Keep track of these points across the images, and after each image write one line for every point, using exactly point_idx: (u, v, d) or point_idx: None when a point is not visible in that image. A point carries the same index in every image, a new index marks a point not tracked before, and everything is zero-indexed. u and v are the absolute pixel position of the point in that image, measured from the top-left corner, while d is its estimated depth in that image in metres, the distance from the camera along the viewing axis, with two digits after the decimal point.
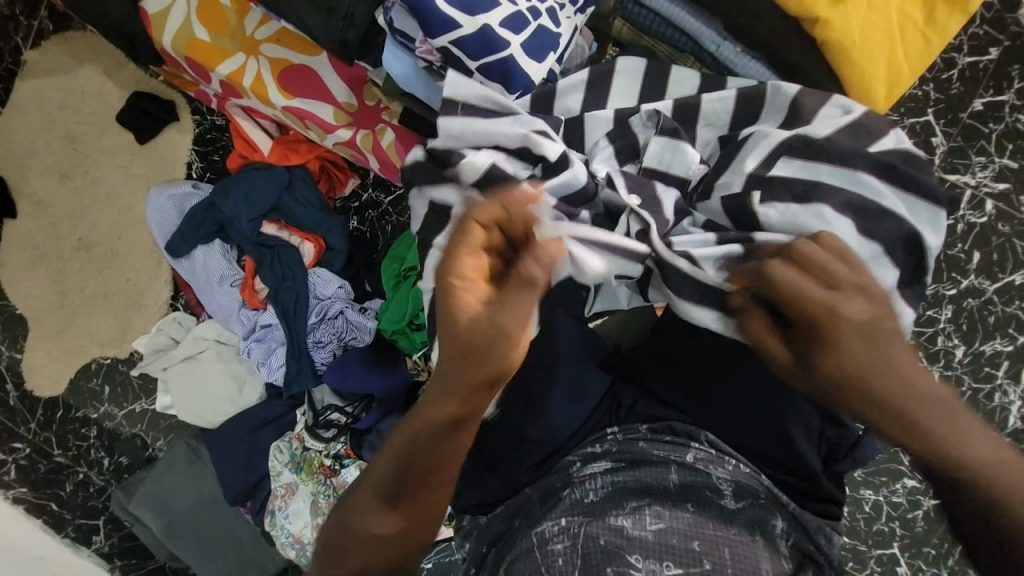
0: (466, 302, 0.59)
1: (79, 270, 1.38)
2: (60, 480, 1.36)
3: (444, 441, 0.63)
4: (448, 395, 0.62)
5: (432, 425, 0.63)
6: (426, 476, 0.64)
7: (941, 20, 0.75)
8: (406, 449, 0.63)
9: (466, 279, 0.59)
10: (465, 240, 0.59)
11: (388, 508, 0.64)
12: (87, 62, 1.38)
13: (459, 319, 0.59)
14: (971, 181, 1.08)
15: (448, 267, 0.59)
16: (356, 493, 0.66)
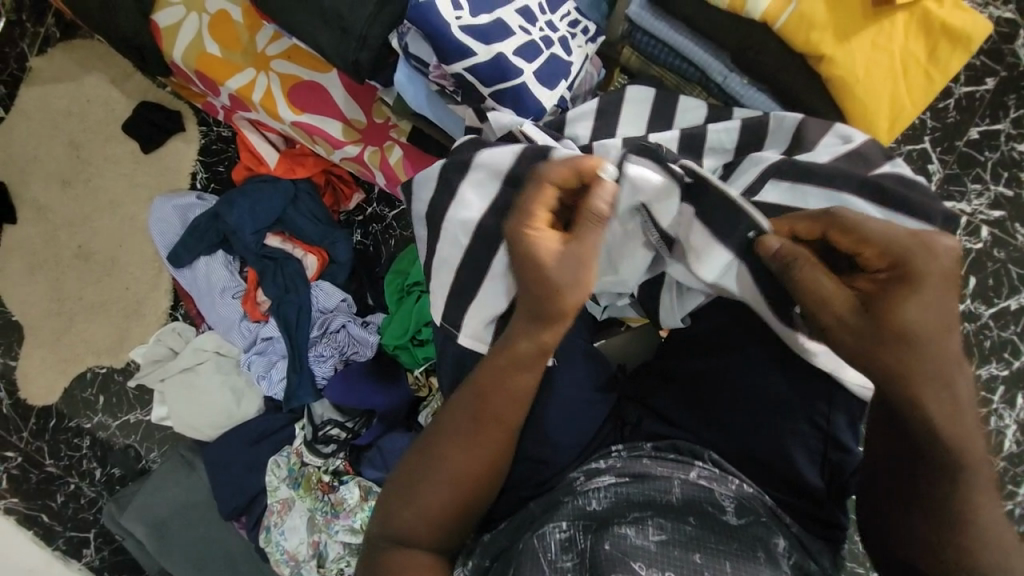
0: (545, 247, 0.61)
1: (78, 278, 1.37)
2: (51, 491, 1.34)
3: (503, 393, 0.66)
4: (513, 345, 0.65)
5: (495, 380, 0.66)
6: (488, 431, 0.67)
7: (943, 58, 0.77)
8: (471, 405, 0.67)
9: (541, 226, 0.61)
10: (546, 193, 0.62)
11: (449, 458, 0.67)
12: (94, 71, 1.38)
13: (536, 264, 0.60)
14: (966, 207, 1.11)
15: (522, 219, 0.62)
16: (426, 445, 0.70)
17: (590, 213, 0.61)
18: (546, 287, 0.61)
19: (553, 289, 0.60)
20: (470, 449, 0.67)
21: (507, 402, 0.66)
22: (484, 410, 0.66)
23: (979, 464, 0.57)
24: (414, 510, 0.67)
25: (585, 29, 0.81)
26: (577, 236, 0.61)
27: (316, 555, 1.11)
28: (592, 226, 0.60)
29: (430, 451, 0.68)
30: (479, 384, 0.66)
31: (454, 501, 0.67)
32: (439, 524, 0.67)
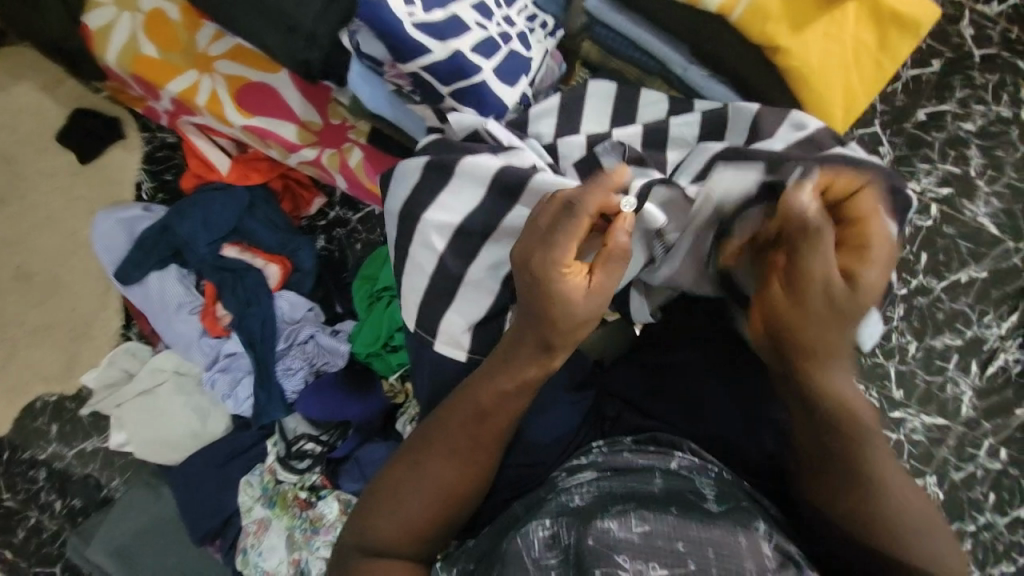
0: (573, 284, 0.59)
1: (17, 301, 1.27)
2: (7, 528, 1.25)
3: (493, 413, 0.65)
4: (508, 366, 0.64)
5: (484, 401, 0.65)
6: (483, 448, 0.66)
7: (893, 45, 0.79)
8: (459, 421, 0.65)
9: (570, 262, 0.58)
10: (580, 227, 0.58)
11: (431, 473, 0.66)
12: (19, 76, 1.27)
13: (559, 303, 0.59)
14: (916, 186, 1.15)
15: (547, 258, 0.58)
16: (403, 458, 0.67)
17: (617, 255, 0.60)
18: (565, 323, 0.60)
19: (571, 326, 0.60)
20: (461, 464, 0.66)
21: (503, 420, 0.66)
22: (479, 427, 0.65)
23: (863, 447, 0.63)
24: (395, 520, 0.65)
25: (543, 24, 0.81)
26: (604, 271, 0.59)
27: (297, 573, 1.07)
28: (620, 268, 0.60)
29: (417, 463, 0.66)
30: (473, 399, 0.65)
31: (439, 513, 0.66)
32: (420, 535, 0.66)
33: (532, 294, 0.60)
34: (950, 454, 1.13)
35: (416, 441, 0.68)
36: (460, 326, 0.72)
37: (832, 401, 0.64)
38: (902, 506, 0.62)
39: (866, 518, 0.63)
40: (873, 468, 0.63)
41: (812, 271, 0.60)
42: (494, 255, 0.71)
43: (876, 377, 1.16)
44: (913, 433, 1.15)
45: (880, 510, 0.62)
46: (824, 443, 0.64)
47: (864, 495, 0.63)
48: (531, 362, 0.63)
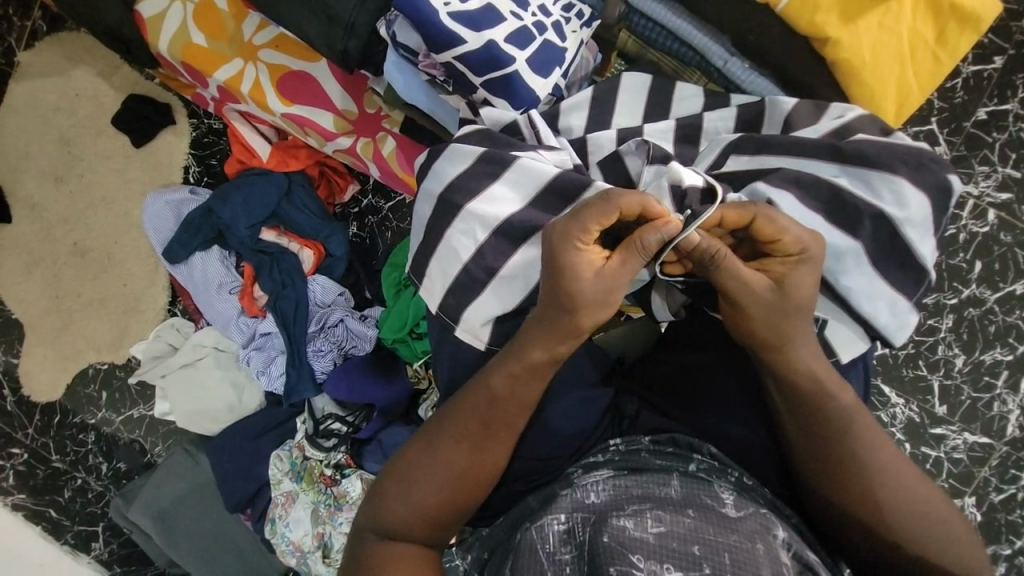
0: (585, 260, 0.58)
1: (75, 275, 1.36)
2: (59, 485, 1.35)
3: (506, 402, 0.66)
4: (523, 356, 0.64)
5: (498, 392, 0.65)
6: (499, 439, 0.67)
7: (953, 38, 0.74)
8: (475, 410, 0.66)
9: (590, 243, 0.58)
10: (609, 215, 0.57)
11: (446, 459, 0.67)
12: (80, 63, 1.35)
13: (569, 278, 0.59)
14: (972, 190, 1.08)
15: (569, 231, 0.58)
16: (419, 444, 0.69)
17: (643, 254, 0.58)
18: (567, 299, 0.60)
19: (573, 304, 0.60)
20: (476, 451, 0.67)
21: (515, 408, 0.66)
22: (492, 417, 0.66)
23: (862, 452, 0.62)
24: (407, 505, 0.67)
25: (580, 13, 0.78)
26: (619, 261, 0.58)
27: (320, 547, 1.12)
28: (637, 265, 0.58)
29: (433, 452, 0.67)
30: (482, 388, 0.66)
31: (453, 499, 0.67)
32: (432, 520, 0.67)
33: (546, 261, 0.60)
34: (991, 474, 1.08)
35: (432, 428, 0.69)
36: (483, 314, 0.72)
37: (829, 419, 0.62)
38: (899, 506, 0.61)
39: (861, 526, 0.63)
40: (870, 482, 0.61)
41: (745, 307, 0.59)
42: (522, 246, 0.70)
43: (916, 390, 1.11)
44: (954, 451, 1.10)
45: (876, 520, 0.62)
46: (813, 458, 0.63)
47: (860, 506, 0.62)
48: (532, 345, 0.63)
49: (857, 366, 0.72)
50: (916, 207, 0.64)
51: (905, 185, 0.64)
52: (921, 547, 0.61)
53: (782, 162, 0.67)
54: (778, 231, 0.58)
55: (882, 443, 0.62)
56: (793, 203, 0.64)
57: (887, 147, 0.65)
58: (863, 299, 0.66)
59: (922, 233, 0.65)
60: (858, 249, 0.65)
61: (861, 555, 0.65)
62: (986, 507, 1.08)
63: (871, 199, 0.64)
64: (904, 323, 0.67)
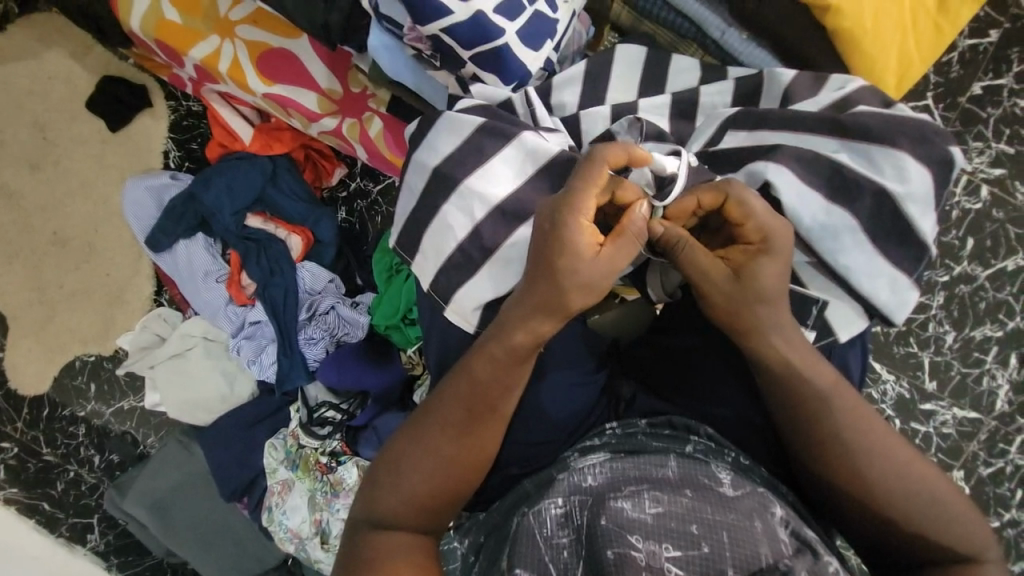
0: (588, 238, 0.57)
1: (56, 266, 1.32)
2: (51, 479, 1.34)
3: (492, 388, 0.64)
4: (504, 342, 0.63)
5: (480, 378, 0.64)
6: (489, 423, 0.66)
7: (953, 9, 0.73)
8: (461, 395, 0.65)
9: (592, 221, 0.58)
10: (604, 193, 0.59)
11: (437, 446, 0.66)
12: (49, 43, 1.29)
13: (569, 252, 0.57)
14: (966, 166, 1.07)
15: (576, 207, 0.57)
16: (410, 433, 0.67)
17: (640, 239, 0.59)
18: (562, 275, 0.58)
19: (569, 283, 0.58)
20: (469, 439, 0.66)
21: (505, 393, 0.65)
22: (478, 402, 0.65)
23: (847, 431, 0.62)
24: (399, 494, 0.66)
25: None
26: (619, 244, 0.58)
27: (318, 533, 1.12)
28: (635, 249, 0.59)
29: (422, 440, 0.66)
30: (474, 374, 0.64)
31: (448, 486, 0.67)
32: (427, 508, 0.66)
33: (545, 236, 0.58)
34: (979, 448, 1.10)
35: (421, 416, 0.68)
36: (476, 297, 0.70)
37: (808, 401, 0.62)
38: (889, 482, 0.61)
39: (856, 505, 0.63)
40: (858, 462, 0.62)
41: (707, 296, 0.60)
42: (516, 228, 0.68)
43: (907, 366, 1.11)
44: (943, 426, 1.11)
45: (869, 497, 0.62)
46: (800, 437, 0.64)
47: (850, 484, 0.62)
48: (528, 333, 0.61)
49: (855, 346, 0.72)
50: (917, 181, 0.63)
51: (906, 159, 0.63)
52: (917, 524, 0.62)
53: (782, 139, 0.65)
54: (745, 214, 0.58)
55: (868, 420, 0.62)
56: (793, 182, 0.63)
57: (888, 120, 0.63)
58: (864, 277, 0.65)
59: (923, 209, 0.63)
60: (856, 228, 0.63)
61: (860, 531, 0.65)
62: (974, 480, 1.10)
63: (871, 174, 0.63)
64: (909, 305, 0.66)
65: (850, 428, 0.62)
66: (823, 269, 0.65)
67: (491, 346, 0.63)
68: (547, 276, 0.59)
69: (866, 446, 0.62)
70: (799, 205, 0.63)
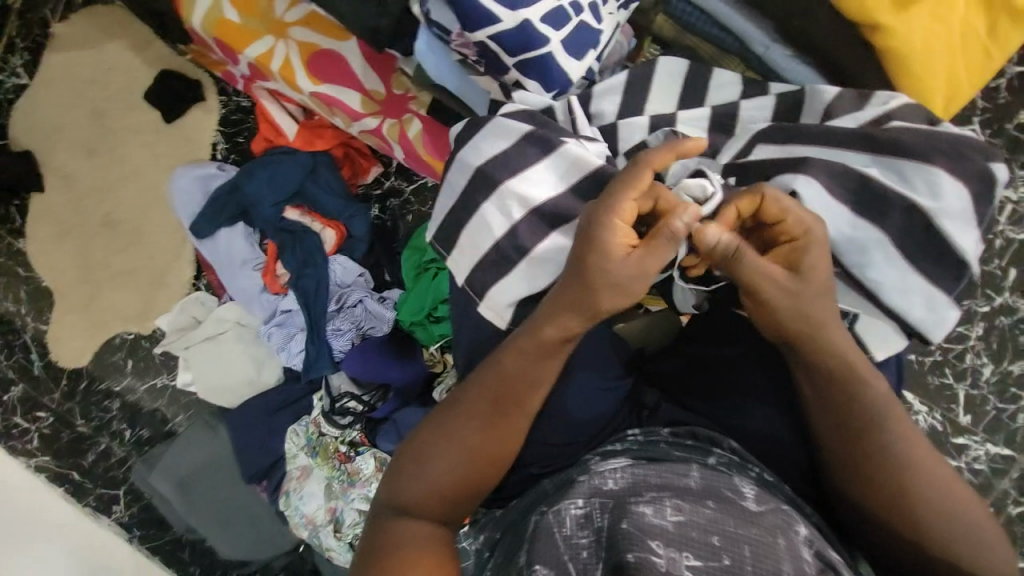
0: (615, 240, 0.59)
1: (105, 246, 1.40)
2: (83, 449, 1.40)
3: (519, 381, 0.66)
4: (534, 338, 0.64)
5: (507, 372, 0.66)
6: (512, 416, 0.67)
7: (1005, 33, 0.71)
8: (487, 387, 0.67)
9: (626, 223, 0.59)
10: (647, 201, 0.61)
11: (457, 435, 0.67)
12: (115, 38, 1.37)
13: (598, 252, 0.59)
14: (1014, 194, 1.04)
15: (608, 208, 0.59)
16: (433, 422, 0.70)
17: (672, 243, 0.58)
18: (600, 275, 0.59)
19: (602, 282, 0.60)
20: (493, 432, 0.67)
21: (530, 387, 0.66)
22: (503, 395, 0.67)
23: (900, 446, 0.60)
24: (420, 485, 0.67)
25: None
26: (646, 249, 0.59)
27: (333, 521, 1.14)
28: (666, 253, 0.58)
29: (442, 430, 0.68)
30: (503, 368, 0.66)
31: (470, 479, 0.68)
32: (448, 500, 0.68)
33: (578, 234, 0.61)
34: (1013, 489, 1.05)
35: (445, 406, 0.70)
36: (504, 296, 0.71)
37: (852, 409, 0.61)
38: (941, 509, 0.59)
39: (901, 531, 0.61)
40: (911, 483, 0.60)
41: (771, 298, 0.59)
42: (548, 231, 0.70)
43: (940, 398, 1.08)
44: (976, 462, 1.07)
45: (918, 524, 0.60)
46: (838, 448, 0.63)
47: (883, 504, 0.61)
48: (559, 329, 0.63)
49: (886, 362, 0.71)
50: (952, 198, 0.62)
51: (941, 175, 0.62)
52: (963, 556, 0.59)
53: (813, 153, 0.65)
54: (783, 210, 0.59)
55: (913, 441, 0.61)
56: (820, 194, 0.63)
57: (924, 136, 0.63)
58: (893, 293, 0.64)
59: (960, 226, 0.62)
60: (887, 242, 0.63)
61: (890, 555, 0.64)
62: (1006, 521, 1.05)
63: (903, 190, 0.62)
64: (943, 323, 0.65)
65: (903, 444, 0.60)
66: (851, 286, 0.65)
67: (521, 340, 0.65)
68: (579, 274, 0.61)
69: (918, 468, 0.60)
70: (827, 215, 0.63)
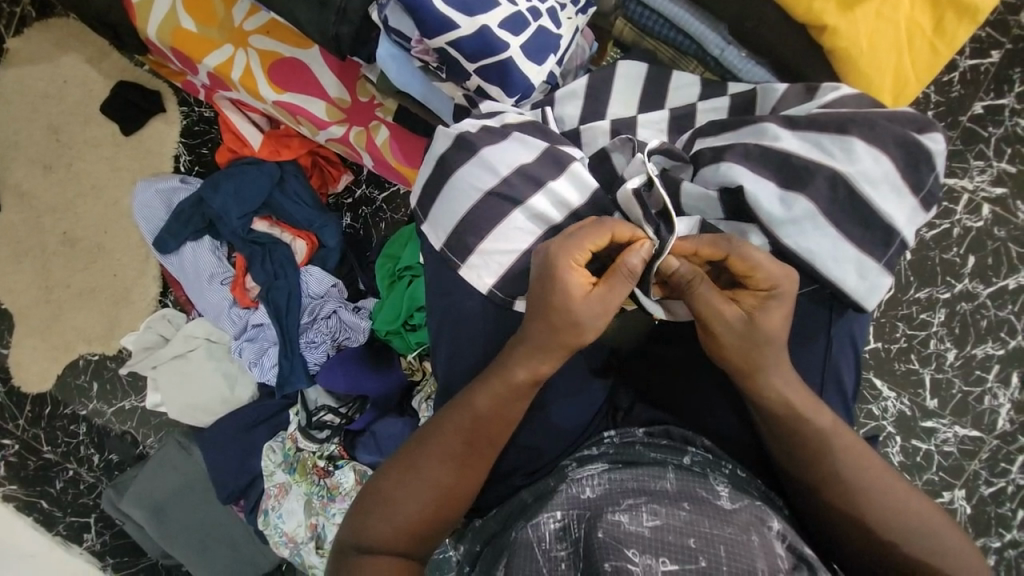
0: (572, 286, 0.60)
1: (64, 266, 1.34)
2: (51, 477, 1.34)
3: (489, 425, 0.66)
4: (522, 363, 0.64)
5: (477, 413, 0.66)
6: (482, 454, 0.67)
7: (952, 28, 0.73)
8: (462, 428, 0.66)
9: (581, 263, 0.60)
10: (602, 237, 0.60)
11: (428, 471, 0.66)
12: (68, 49, 1.33)
13: (558, 298, 0.60)
14: (968, 184, 1.08)
15: (552, 262, 0.60)
16: (407, 460, 0.68)
17: (630, 278, 0.60)
18: (569, 317, 0.60)
19: (565, 323, 0.61)
20: (463, 471, 0.67)
21: (500, 429, 0.67)
22: (475, 433, 0.66)
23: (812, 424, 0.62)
24: (393, 522, 0.66)
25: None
26: (601, 290, 0.60)
27: (314, 538, 1.12)
28: (623, 290, 0.60)
29: (413, 466, 0.67)
30: (473, 407, 0.66)
31: (435, 519, 0.67)
32: (418, 537, 0.67)
33: (535, 279, 0.62)
34: (981, 467, 1.09)
35: (419, 444, 0.68)
36: (489, 290, 0.71)
37: (770, 399, 0.62)
38: (845, 472, 0.62)
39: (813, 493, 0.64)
40: (824, 454, 0.62)
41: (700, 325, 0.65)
42: (518, 236, 0.69)
43: (908, 383, 1.11)
44: (945, 444, 1.10)
45: (833, 488, 0.62)
46: (772, 427, 0.64)
47: (813, 481, 0.63)
48: (527, 371, 0.64)
49: (817, 341, 0.70)
50: (871, 162, 0.63)
51: (855, 142, 0.63)
52: (869, 514, 0.61)
53: (745, 134, 0.67)
54: (751, 266, 0.59)
55: (816, 408, 0.63)
56: (748, 174, 0.64)
57: (874, 127, 0.64)
58: (828, 261, 0.64)
59: (884, 190, 0.64)
60: (816, 214, 0.63)
61: (829, 534, 0.65)
62: (975, 499, 1.10)
63: (824, 161, 0.64)
64: (883, 290, 0.66)
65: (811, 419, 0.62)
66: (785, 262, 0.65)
67: (488, 378, 0.66)
68: (547, 321, 0.61)
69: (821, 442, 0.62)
70: (758, 192, 0.64)
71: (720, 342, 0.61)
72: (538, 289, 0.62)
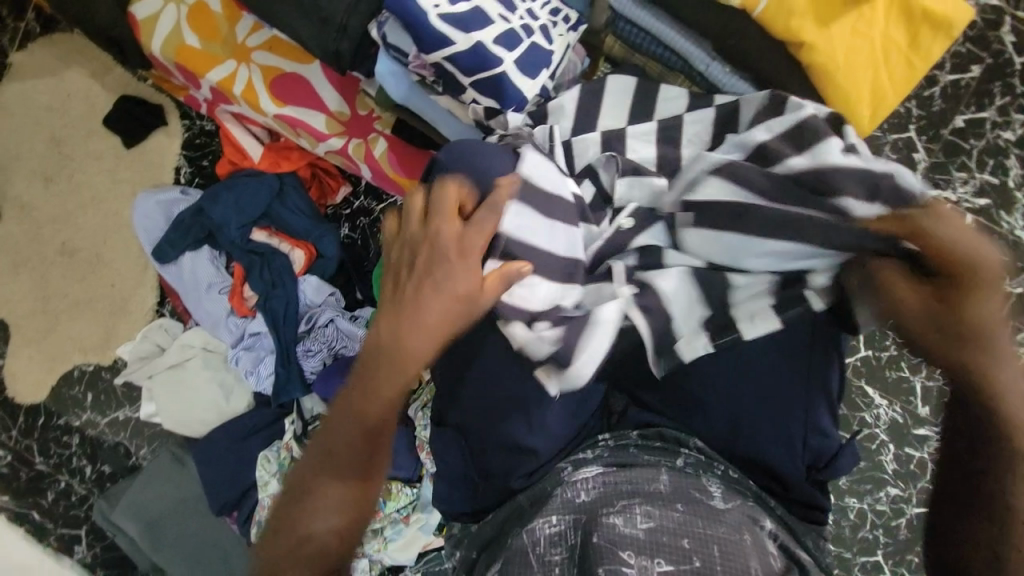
0: (454, 288, 0.62)
1: (62, 276, 1.35)
2: (42, 488, 1.33)
3: (372, 404, 0.66)
4: (393, 349, 0.64)
5: (363, 396, 0.66)
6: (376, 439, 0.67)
7: (926, 45, 0.77)
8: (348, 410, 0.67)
9: (469, 271, 0.62)
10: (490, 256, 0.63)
11: (335, 467, 0.68)
12: (73, 64, 1.36)
13: (436, 298, 0.62)
14: (952, 195, 1.11)
15: (440, 273, 0.62)
16: (313, 455, 0.69)
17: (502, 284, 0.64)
18: (446, 320, 0.63)
19: (442, 325, 0.63)
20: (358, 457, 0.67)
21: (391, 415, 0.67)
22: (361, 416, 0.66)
23: (1000, 360, 0.63)
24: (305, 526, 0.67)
25: (567, 18, 0.80)
26: (483, 284, 0.63)
27: None
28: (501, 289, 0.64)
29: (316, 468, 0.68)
30: (356, 389, 0.66)
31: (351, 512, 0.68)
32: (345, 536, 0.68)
33: (416, 281, 0.63)
34: None
35: (318, 435, 0.69)
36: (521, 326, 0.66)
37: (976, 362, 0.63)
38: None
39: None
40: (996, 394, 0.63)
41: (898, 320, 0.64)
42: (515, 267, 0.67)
43: (899, 391, 1.13)
44: None
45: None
46: (955, 381, 0.65)
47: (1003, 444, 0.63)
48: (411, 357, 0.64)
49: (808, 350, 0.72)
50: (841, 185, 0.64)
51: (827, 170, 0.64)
52: None
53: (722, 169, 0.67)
54: (943, 241, 0.59)
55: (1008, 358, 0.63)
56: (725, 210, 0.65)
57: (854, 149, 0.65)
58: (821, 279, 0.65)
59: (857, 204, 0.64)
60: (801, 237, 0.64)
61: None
62: None
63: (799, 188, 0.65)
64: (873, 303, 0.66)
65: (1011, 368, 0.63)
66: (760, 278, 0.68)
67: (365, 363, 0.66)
68: (432, 302, 0.62)
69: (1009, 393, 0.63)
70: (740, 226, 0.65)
71: (920, 310, 0.62)
72: (415, 286, 0.63)
